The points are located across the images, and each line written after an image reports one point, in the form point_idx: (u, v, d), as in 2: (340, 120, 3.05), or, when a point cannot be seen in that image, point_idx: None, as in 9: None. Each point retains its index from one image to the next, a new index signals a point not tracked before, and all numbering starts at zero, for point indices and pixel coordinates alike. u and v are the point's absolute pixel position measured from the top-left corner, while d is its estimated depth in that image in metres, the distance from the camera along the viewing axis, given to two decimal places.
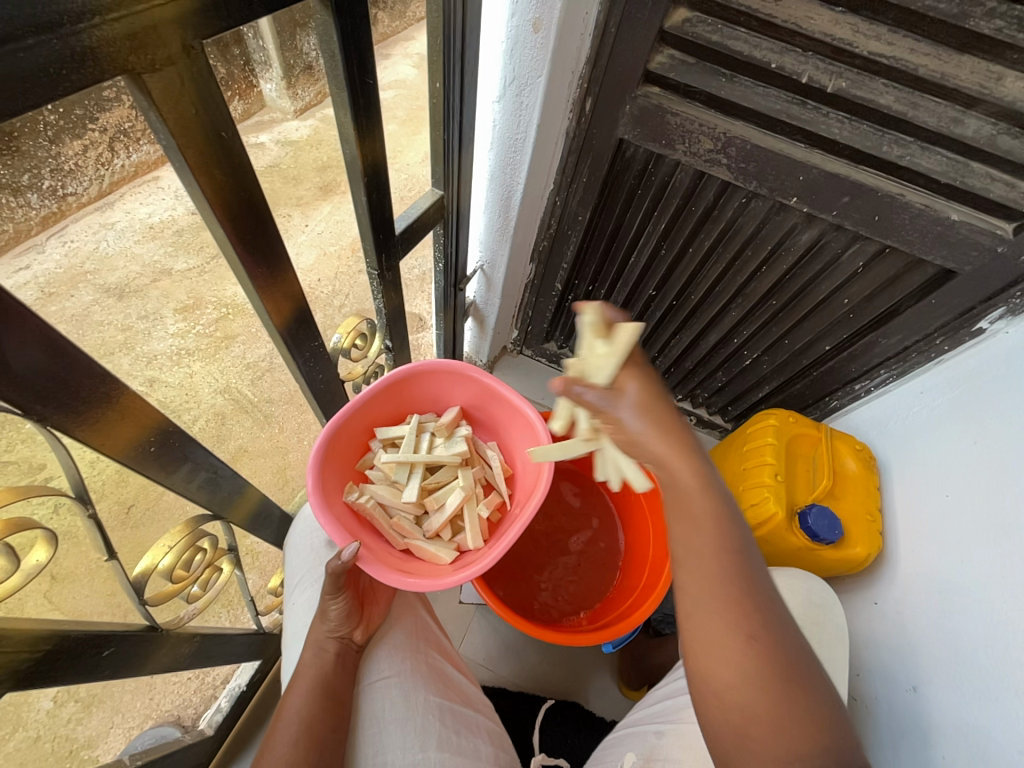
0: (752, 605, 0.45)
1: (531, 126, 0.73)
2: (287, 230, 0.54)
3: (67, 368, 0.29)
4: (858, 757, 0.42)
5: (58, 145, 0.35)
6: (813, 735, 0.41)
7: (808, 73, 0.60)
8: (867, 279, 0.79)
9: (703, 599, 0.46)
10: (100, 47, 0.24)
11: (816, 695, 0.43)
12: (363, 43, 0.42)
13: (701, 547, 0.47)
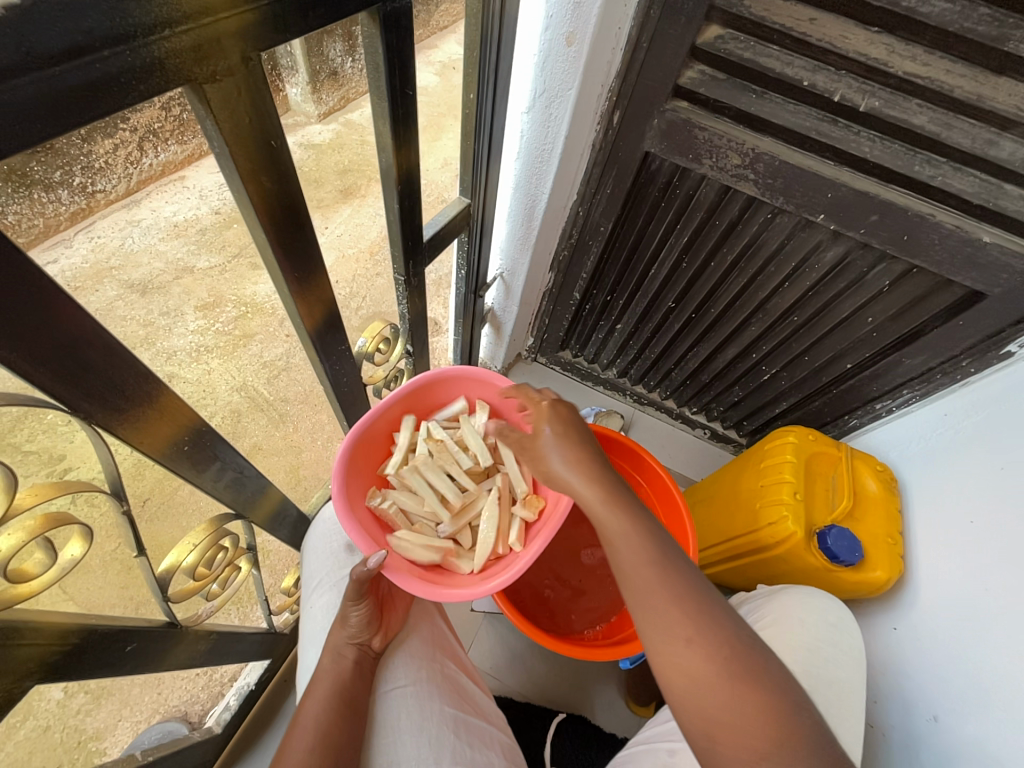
0: (729, 665, 0.41)
1: (559, 137, 0.73)
2: None
3: (115, 368, 0.30)
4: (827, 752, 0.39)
5: (94, 144, 0.35)
6: (775, 729, 0.39)
7: (840, 91, 0.60)
8: (892, 298, 0.78)
9: (681, 671, 0.42)
10: (167, 59, 0.24)
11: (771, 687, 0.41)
12: (406, 55, 0.43)
13: (662, 607, 0.44)
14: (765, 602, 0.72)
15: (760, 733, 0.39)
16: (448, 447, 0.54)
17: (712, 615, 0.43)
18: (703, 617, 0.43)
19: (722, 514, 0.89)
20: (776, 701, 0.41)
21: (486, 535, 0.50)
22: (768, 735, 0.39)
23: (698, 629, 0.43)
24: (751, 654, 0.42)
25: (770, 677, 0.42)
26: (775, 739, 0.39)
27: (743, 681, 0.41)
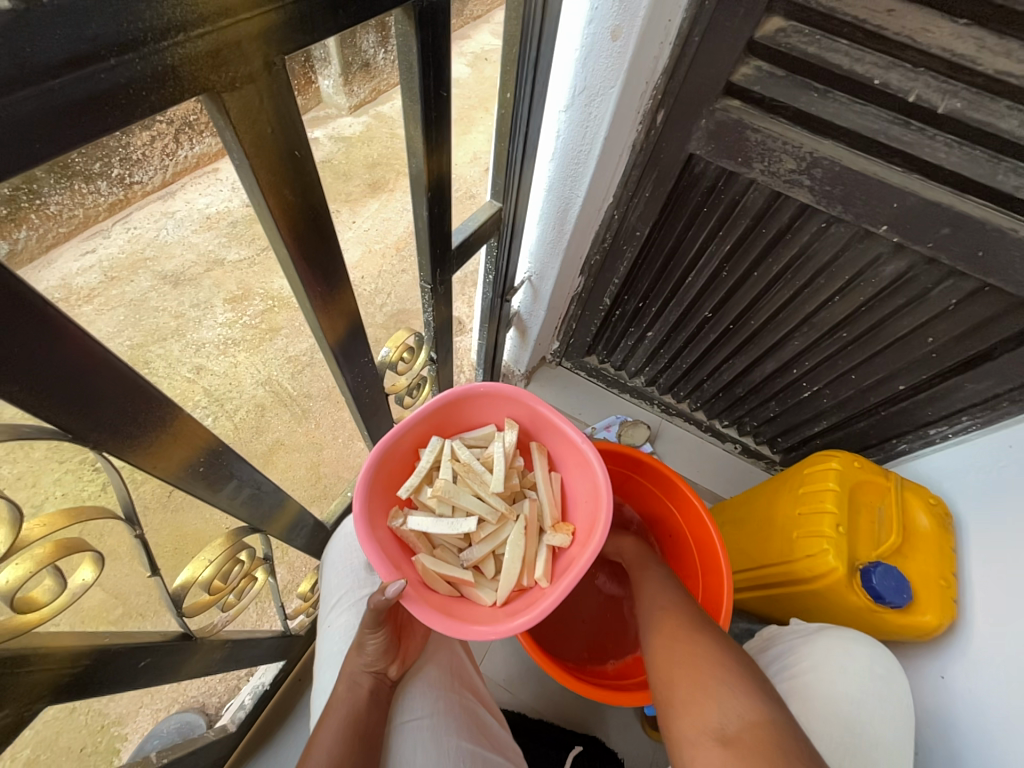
0: (686, 626, 0.61)
1: (598, 139, 0.69)
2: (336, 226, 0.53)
3: (132, 395, 0.28)
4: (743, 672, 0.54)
5: (129, 137, 0.33)
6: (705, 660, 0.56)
7: (917, 91, 0.54)
8: (957, 319, 0.71)
9: (659, 636, 0.62)
10: (181, 66, 0.22)
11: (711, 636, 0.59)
12: (441, 53, 0.40)
13: (652, 593, 0.69)
14: (800, 644, 0.69)
15: (699, 671, 0.55)
16: (475, 468, 0.51)
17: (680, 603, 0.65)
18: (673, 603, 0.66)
19: (755, 540, 0.85)
20: (723, 653, 0.56)
21: (510, 567, 0.47)
22: (712, 677, 0.54)
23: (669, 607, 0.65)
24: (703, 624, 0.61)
25: (720, 641, 0.58)
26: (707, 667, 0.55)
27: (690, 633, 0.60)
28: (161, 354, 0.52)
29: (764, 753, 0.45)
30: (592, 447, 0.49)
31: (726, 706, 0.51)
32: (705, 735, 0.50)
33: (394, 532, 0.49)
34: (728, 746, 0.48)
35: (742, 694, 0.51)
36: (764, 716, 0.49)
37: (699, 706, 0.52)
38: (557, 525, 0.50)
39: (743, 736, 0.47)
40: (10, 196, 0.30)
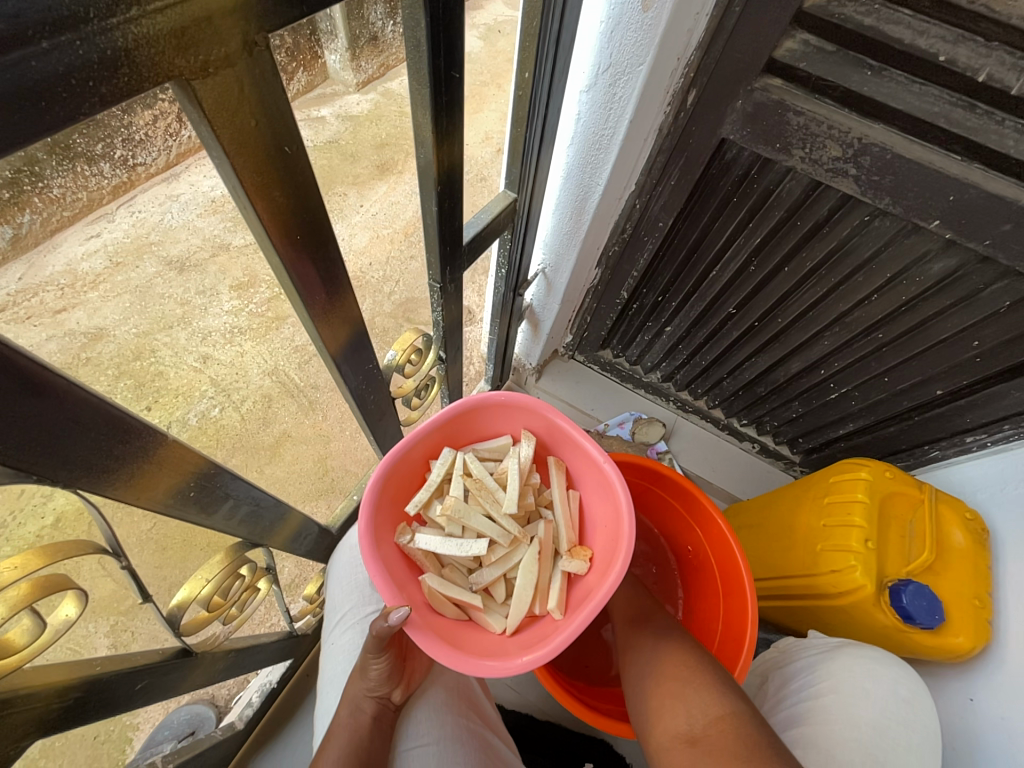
0: (661, 635, 0.62)
1: (622, 123, 0.64)
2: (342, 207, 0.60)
3: (111, 429, 0.25)
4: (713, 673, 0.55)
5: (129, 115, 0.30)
6: (677, 668, 0.56)
7: (988, 69, 0.47)
8: (1009, 322, 0.66)
9: (634, 649, 0.64)
10: (137, 49, 0.18)
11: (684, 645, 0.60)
12: (454, 28, 0.35)
13: (625, 608, 0.70)
14: (820, 661, 0.67)
15: (671, 677, 0.56)
16: (488, 485, 0.48)
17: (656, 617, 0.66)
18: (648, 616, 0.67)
19: (774, 549, 0.82)
20: (688, 656, 0.58)
21: (523, 595, 0.44)
22: (679, 680, 0.55)
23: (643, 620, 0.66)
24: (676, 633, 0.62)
25: (686, 645, 0.60)
26: (678, 673, 0.56)
27: (663, 642, 0.61)
28: (167, 342, 0.57)
29: (727, 746, 0.46)
30: (615, 469, 0.46)
31: (696, 707, 0.51)
32: (676, 739, 0.51)
33: (401, 549, 0.47)
34: (696, 746, 0.49)
35: (706, 693, 0.52)
36: (727, 708, 0.50)
37: (670, 711, 0.53)
38: (575, 549, 0.47)
39: (708, 733, 0.49)
40: (12, 178, 0.29)
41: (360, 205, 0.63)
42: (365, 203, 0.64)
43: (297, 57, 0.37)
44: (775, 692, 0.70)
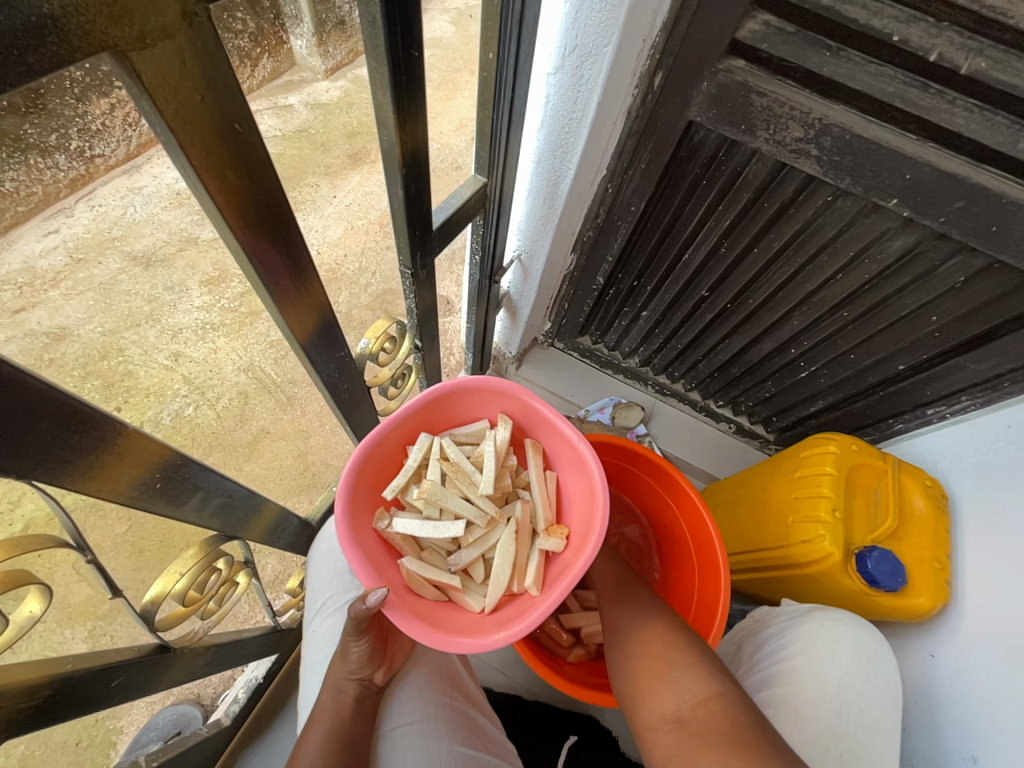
0: (648, 614, 0.62)
1: (589, 106, 0.64)
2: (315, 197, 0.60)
3: (60, 417, 0.24)
4: (703, 655, 0.55)
5: (83, 104, 0.31)
6: (664, 649, 0.56)
7: (939, 49, 0.49)
8: (964, 296, 0.69)
9: (617, 626, 0.63)
10: (65, 17, 0.18)
11: (672, 623, 0.60)
12: (410, 6, 0.34)
13: (608, 586, 0.70)
14: (790, 626, 0.69)
15: (659, 657, 0.56)
16: (464, 467, 0.48)
17: (645, 594, 0.66)
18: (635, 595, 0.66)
19: (749, 524, 0.85)
20: (678, 638, 0.58)
21: (500, 575, 0.45)
22: (666, 662, 0.55)
23: (630, 598, 0.66)
24: (664, 612, 0.62)
25: (675, 627, 0.60)
26: (666, 654, 0.56)
27: (650, 621, 0.61)
28: (136, 341, 0.55)
29: (716, 728, 0.47)
30: (590, 448, 0.46)
31: (683, 689, 0.52)
32: (664, 720, 0.51)
33: (379, 533, 0.47)
34: (684, 727, 0.49)
35: (694, 675, 0.53)
36: (714, 690, 0.51)
37: (657, 691, 0.53)
38: (551, 528, 0.47)
39: (696, 714, 0.49)
40: None
41: (333, 197, 0.63)
42: (337, 194, 0.64)
43: (261, 42, 0.38)
44: (749, 658, 0.72)
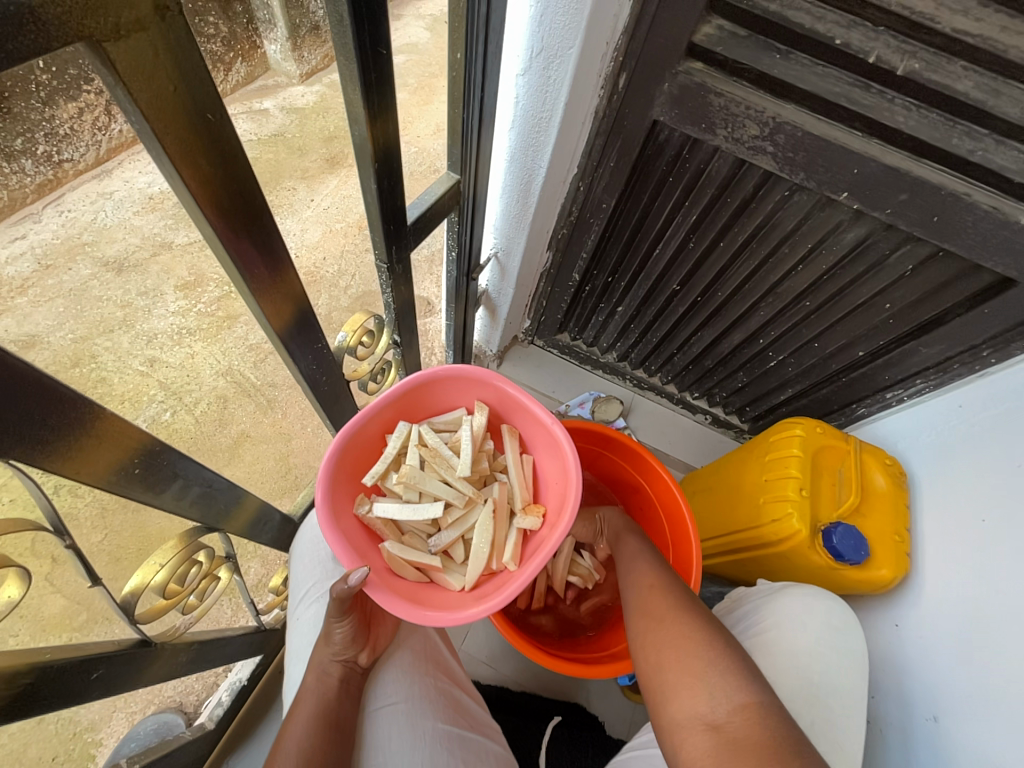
0: (679, 605, 0.59)
1: (558, 105, 0.66)
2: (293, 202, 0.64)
3: (35, 397, 0.25)
4: (743, 658, 0.52)
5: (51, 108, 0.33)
6: (698, 645, 0.54)
7: (877, 52, 0.53)
8: (914, 284, 0.73)
9: (647, 616, 0.60)
10: (43, 9, 0.19)
11: (705, 616, 0.58)
12: (376, 7, 0.36)
13: (638, 571, 0.66)
14: (764, 602, 0.71)
15: (691, 653, 0.53)
16: (442, 452, 0.49)
17: (675, 583, 0.63)
18: (665, 581, 0.64)
19: (723, 508, 0.88)
20: (716, 638, 0.55)
21: (479, 552, 0.46)
22: (701, 661, 0.52)
23: (660, 584, 0.63)
24: (696, 604, 0.60)
25: (711, 625, 0.57)
26: (700, 651, 0.53)
27: (683, 614, 0.58)
28: (109, 346, 0.59)
29: (755, 740, 0.45)
30: (564, 428, 0.48)
31: (719, 693, 0.49)
32: (695, 721, 0.49)
33: (360, 519, 0.48)
34: (719, 733, 0.47)
35: (729, 677, 0.50)
36: (752, 696, 0.48)
37: (690, 691, 0.51)
38: (527, 507, 0.49)
39: (733, 722, 0.47)
40: None
41: (310, 200, 0.66)
42: (315, 198, 0.67)
43: (235, 48, 0.40)
44: None
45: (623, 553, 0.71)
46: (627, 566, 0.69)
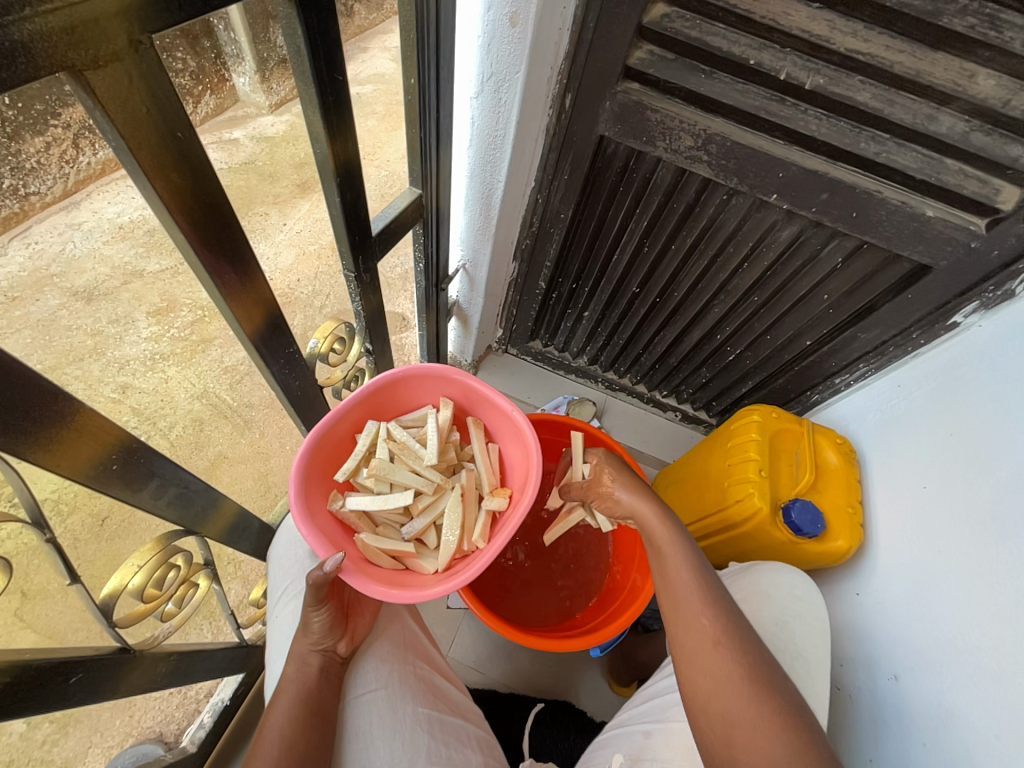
0: (750, 669, 0.52)
1: (510, 123, 0.72)
2: (266, 227, 0.65)
3: (15, 387, 0.27)
4: (823, 748, 0.48)
5: (20, 141, 0.37)
6: (777, 731, 0.48)
7: (786, 69, 0.59)
8: (845, 275, 0.80)
9: (710, 676, 0.53)
10: (35, 43, 0.22)
11: (779, 685, 0.51)
12: (331, 40, 0.41)
13: (695, 614, 0.56)
14: (732, 580, 0.75)
15: (769, 739, 0.48)
16: (410, 445, 0.52)
17: (740, 632, 0.54)
18: (728, 628, 0.55)
19: (693, 496, 0.92)
20: (791, 715, 0.49)
21: (450, 534, 0.49)
22: (777, 748, 0.48)
23: (724, 633, 0.54)
24: (766, 665, 0.52)
25: (783, 695, 0.51)
26: (780, 739, 0.48)
27: (754, 682, 0.51)
28: (77, 377, 0.54)
29: None
30: (524, 414, 0.52)
31: None
32: None
33: (334, 515, 0.50)
34: None
35: None
36: None
37: None
38: (495, 490, 0.53)
39: None
40: None
41: (283, 224, 0.67)
42: (287, 221, 0.68)
43: (204, 80, 0.44)
44: None
45: (669, 578, 0.60)
46: (675, 594, 0.59)
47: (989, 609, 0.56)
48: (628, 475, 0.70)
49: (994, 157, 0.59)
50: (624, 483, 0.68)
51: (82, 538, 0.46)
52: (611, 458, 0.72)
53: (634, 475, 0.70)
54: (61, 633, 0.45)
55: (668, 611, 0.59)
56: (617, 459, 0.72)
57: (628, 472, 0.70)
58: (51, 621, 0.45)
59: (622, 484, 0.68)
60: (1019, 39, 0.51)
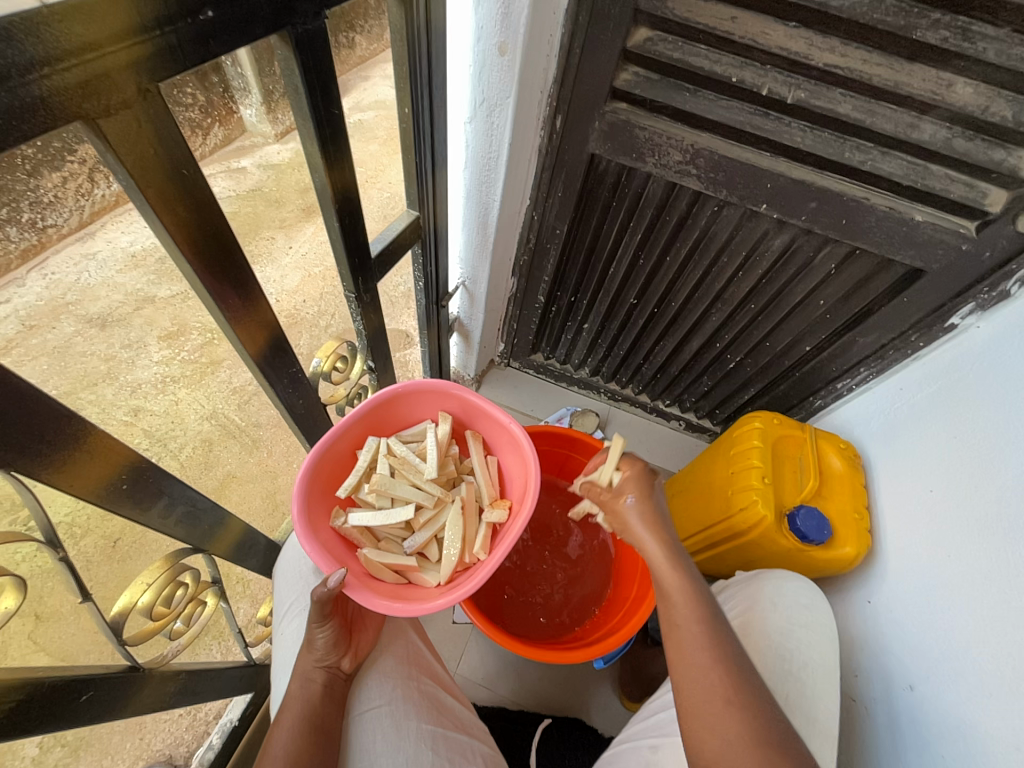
0: (760, 727, 0.50)
1: (503, 146, 0.74)
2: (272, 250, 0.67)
3: (30, 411, 0.29)
4: None
5: (38, 178, 0.39)
6: None
7: (768, 85, 0.61)
8: (840, 281, 0.81)
9: (717, 734, 0.50)
10: (51, 97, 0.24)
11: (790, 747, 0.49)
12: (325, 76, 0.43)
13: (702, 668, 0.54)
14: (739, 590, 0.74)
15: None
16: (410, 459, 0.54)
17: (752, 686, 0.52)
18: (740, 683, 0.52)
19: (697, 504, 0.91)
20: None
21: (452, 548, 0.50)
22: None
23: (735, 689, 0.52)
24: (776, 724, 0.50)
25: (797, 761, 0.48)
26: None
27: (766, 743, 0.49)
28: (93, 400, 0.57)
29: None
30: (522, 427, 0.53)
31: None
32: None
33: (336, 531, 0.51)
34: None
35: None
36: None
37: None
38: (494, 502, 0.54)
39: None
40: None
41: (288, 248, 0.70)
42: (292, 244, 0.71)
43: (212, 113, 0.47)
44: None
45: (678, 628, 0.58)
46: (683, 646, 0.56)
47: (1002, 614, 0.55)
48: (651, 502, 0.65)
49: (977, 161, 0.60)
50: (644, 511, 0.65)
51: (94, 560, 0.51)
52: (640, 475, 0.67)
53: (658, 506, 0.66)
54: (70, 653, 0.49)
55: (676, 661, 0.56)
56: (646, 481, 0.67)
57: (654, 498, 0.66)
58: (64, 642, 0.50)
59: (643, 515, 0.64)
60: (992, 49, 0.52)
